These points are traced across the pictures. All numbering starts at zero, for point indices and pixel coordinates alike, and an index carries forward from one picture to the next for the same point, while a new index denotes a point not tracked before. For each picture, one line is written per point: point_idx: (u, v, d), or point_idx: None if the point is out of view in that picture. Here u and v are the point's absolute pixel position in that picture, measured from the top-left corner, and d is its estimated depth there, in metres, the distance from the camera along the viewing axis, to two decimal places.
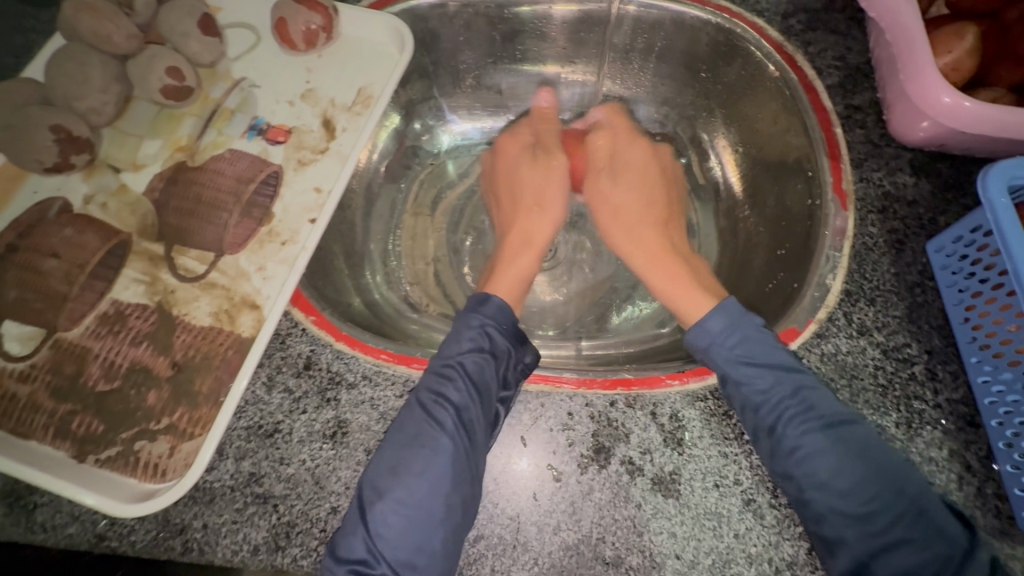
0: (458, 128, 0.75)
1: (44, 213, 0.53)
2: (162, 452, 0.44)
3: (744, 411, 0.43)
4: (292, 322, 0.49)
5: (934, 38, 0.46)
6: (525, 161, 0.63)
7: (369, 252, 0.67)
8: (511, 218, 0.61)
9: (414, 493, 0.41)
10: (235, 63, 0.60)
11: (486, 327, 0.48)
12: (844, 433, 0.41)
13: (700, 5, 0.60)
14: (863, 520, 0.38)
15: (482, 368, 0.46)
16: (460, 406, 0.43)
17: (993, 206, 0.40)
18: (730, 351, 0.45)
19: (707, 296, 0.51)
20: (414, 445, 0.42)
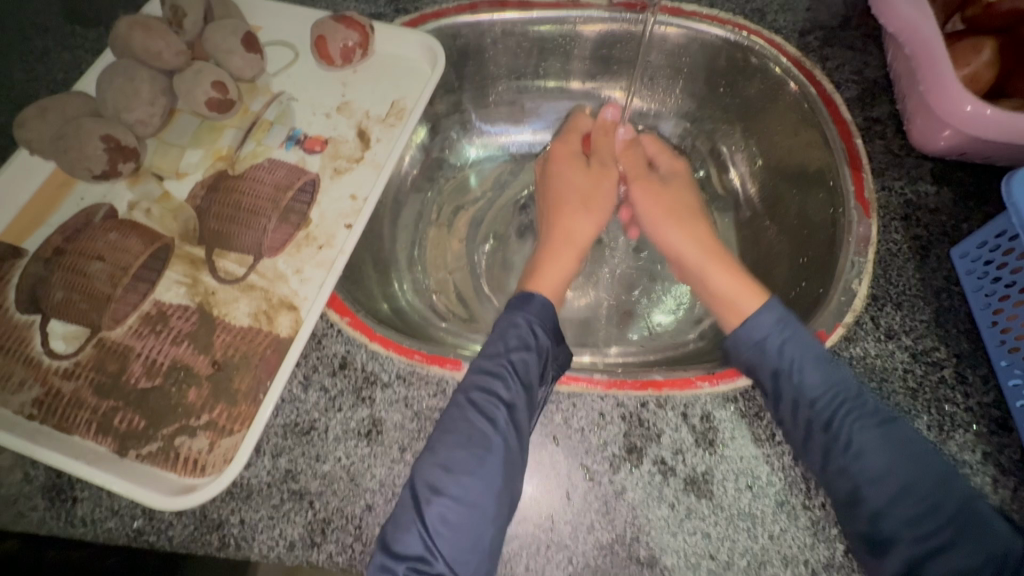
0: (483, 141, 0.77)
1: (90, 218, 0.55)
2: (201, 449, 0.45)
3: (798, 408, 0.43)
4: (328, 323, 0.50)
5: (955, 51, 0.48)
6: (575, 166, 0.64)
7: (396, 260, 0.68)
8: (556, 219, 0.62)
9: (470, 490, 0.41)
10: (275, 78, 0.63)
11: (533, 327, 0.49)
12: (897, 429, 0.42)
13: (719, 23, 0.63)
14: (916, 521, 0.39)
15: (526, 366, 0.46)
16: (510, 404, 0.44)
17: (1022, 211, 0.41)
18: (786, 346, 0.45)
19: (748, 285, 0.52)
20: (468, 443, 0.42)
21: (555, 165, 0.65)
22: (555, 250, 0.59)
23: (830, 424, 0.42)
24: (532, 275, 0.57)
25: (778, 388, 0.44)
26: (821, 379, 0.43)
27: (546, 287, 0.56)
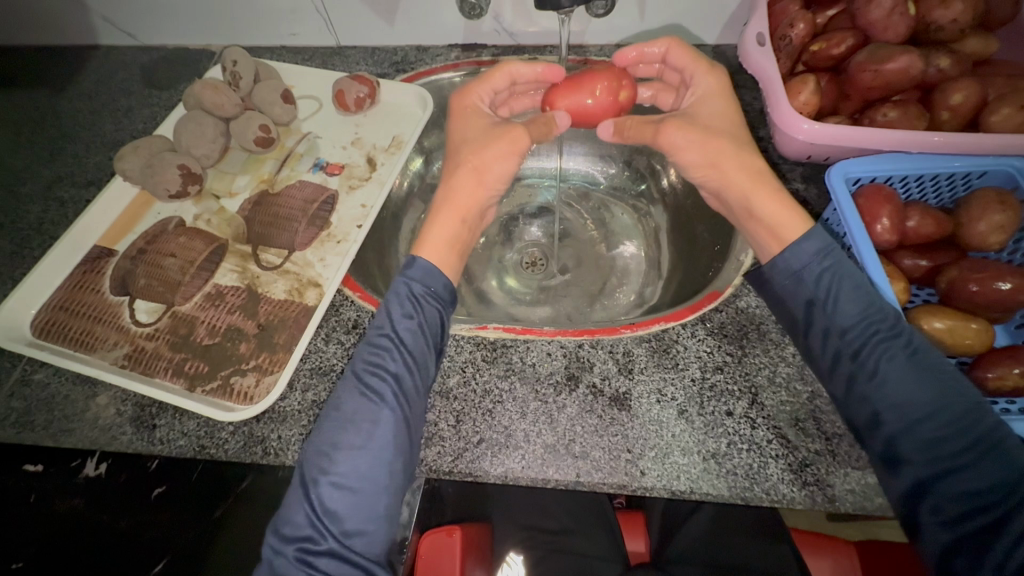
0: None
1: (166, 227, 0.72)
2: (250, 384, 0.60)
3: (831, 337, 0.54)
4: (343, 297, 0.67)
5: (790, 86, 0.63)
6: (478, 122, 0.68)
7: (398, 263, 0.85)
8: (453, 176, 0.65)
9: (356, 465, 0.51)
10: (304, 122, 0.82)
11: (410, 296, 0.59)
12: (926, 361, 0.51)
13: None
14: (932, 444, 0.48)
15: (410, 344, 0.56)
16: (395, 377, 0.55)
17: (836, 193, 0.57)
18: (822, 279, 0.55)
19: (791, 213, 0.58)
20: (357, 419, 0.53)
21: (464, 119, 0.69)
22: (440, 209, 0.64)
23: (857, 354, 0.52)
24: (424, 235, 0.64)
25: (813, 317, 0.55)
26: (854, 315, 0.53)
27: (428, 258, 0.62)
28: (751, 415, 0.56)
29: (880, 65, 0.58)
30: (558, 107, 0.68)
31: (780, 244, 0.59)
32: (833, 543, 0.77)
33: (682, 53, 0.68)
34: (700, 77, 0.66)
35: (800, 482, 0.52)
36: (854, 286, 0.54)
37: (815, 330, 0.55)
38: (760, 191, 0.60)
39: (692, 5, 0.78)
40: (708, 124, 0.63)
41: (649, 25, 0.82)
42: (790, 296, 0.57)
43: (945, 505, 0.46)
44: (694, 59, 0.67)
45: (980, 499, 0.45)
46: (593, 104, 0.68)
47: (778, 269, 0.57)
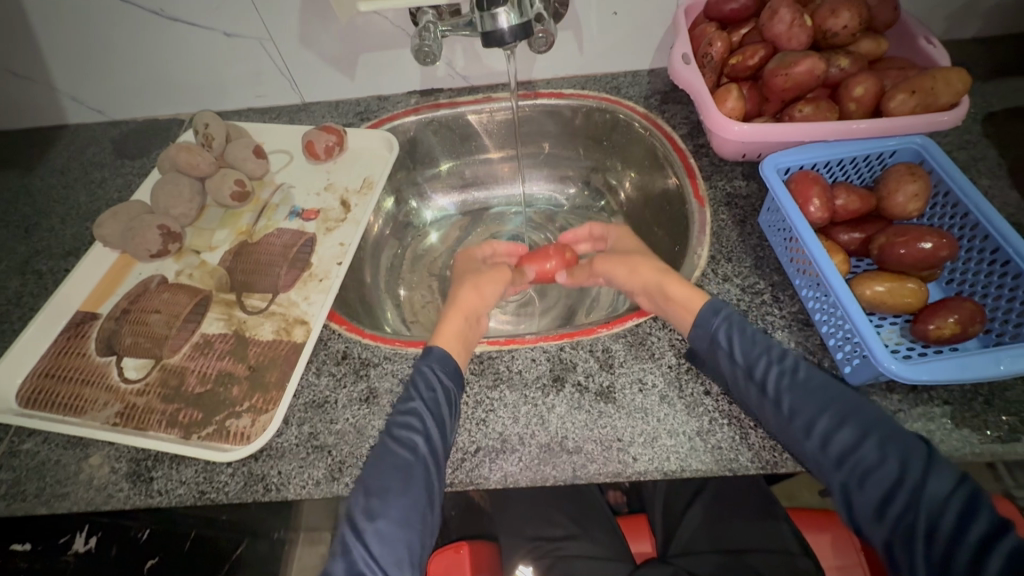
0: (438, 204, 1.01)
1: (148, 286, 0.74)
2: (246, 424, 0.61)
3: (739, 381, 0.57)
4: (330, 330, 0.69)
5: (718, 95, 0.71)
6: (471, 267, 0.79)
7: (382, 299, 0.89)
8: (457, 297, 0.71)
9: (400, 516, 0.54)
10: (277, 174, 0.86)
11: (435, 374, 0.60)
12: (812, 380, 0.56)
13: (587, 99, 0.91)
14: (843, 448, 0.53)
15: (439, 403, 0.58)
16: (426, 436, 0.56)
17: (770, 181, 0.64)
18: (725, 331, 0.60)
19: (698, 294, 0.63)
20: (393, 475, 0.55)
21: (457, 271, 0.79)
22: (445, 314, 0.68)
23: (766, 390, 0.56)
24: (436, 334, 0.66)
25: (722, 370, 0.59)
26: (749, 353, 0.58)
27: (443, 346, 0.63)
28: (727, 391, 0.60)
29: (788, 69, 0.66)
30: (525, 264, 0.79)
31: (693, 313, 0.62)
32: (832, 518, 0.79)
33: (627, 243, 0.78)
34: (614, 234, 0.81)
35: (779, 447, 0.56)
36: (738, 330, 0.60)
37: (729, 376, 0.58)
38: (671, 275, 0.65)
39: (623, 36, 0.87)
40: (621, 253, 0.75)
41: (588, 56, 0.91)
42: (710, 356, 0.60)
43: (871, 503, 0.51)
44: (610, 224, 0.82)
45: (888, 487, 0.51)
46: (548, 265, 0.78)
47: (698, 336, 0.60)
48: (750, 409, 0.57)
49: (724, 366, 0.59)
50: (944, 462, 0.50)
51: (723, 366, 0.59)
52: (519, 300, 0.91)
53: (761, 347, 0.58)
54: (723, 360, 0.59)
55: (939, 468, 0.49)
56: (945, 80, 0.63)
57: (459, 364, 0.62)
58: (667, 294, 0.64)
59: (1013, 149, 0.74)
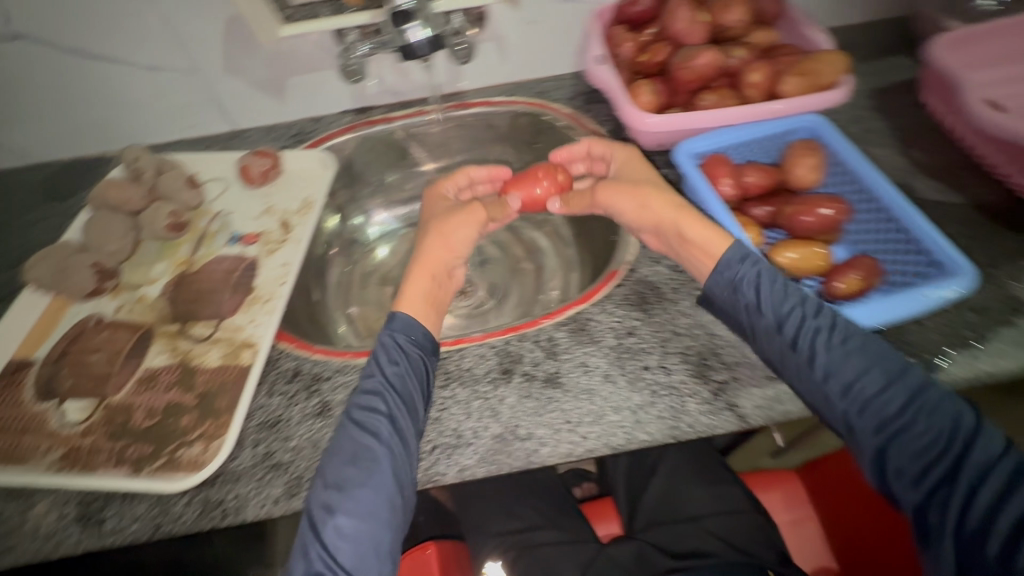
0: (379, 220, 1.02)
1: (85, 325, 0.72)
2: (198, 452, 0.61)
3: (771, 333, 0.59)
4: (279, 350, 0.69)
5: (631, 91, 0.75)
6: (438, 207, 0.76)
7: (333, 318, 0.90)
8: (426, 248, 0.70)
9: (362, 503, 0.54)
10: (214, 202, 0.85)
11: (399, 343, 0.63)
12: (851, 334, 0.56)
13: (516, 105, 0.94)
14: (880, 411, 0.53)
15: (403, 383, 0.60)
16: (389, 417, 0.58)
17: (683, 165, 0.70)
18: (753, 282, 0.60)
19: (724, 236, 0.63)
20: (356, 459, 0.56)
21: (427, 209, 0.77)
22: (413, 273, 0.69)
23: (795, 344, 0.57)
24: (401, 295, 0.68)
25: (752, 321, 0.60)
26: (782, 308, 0.58)
27: (408, 310, 0.66)
28: (665, 364, 0.63)
29: (690, 62, 0.71)
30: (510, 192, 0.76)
31: (714, 258, 0.62)
32: (782, 476, 0.84)
33: (635, 169, 0.73)
34: (618, 152, 0.75)
35: (716, 410, 0.60)
36: (775, 282, 0.59)
37: (758, 327, 0.59)
38: (689, 214, 0.64)
39: (542, 43, 0.92)
40: (633, 180, 0.71)
41: (513, 65, 0.95)
42: (731, 304, 0.62)
43: (905, 467, 0.52)
44: (609, 141, 0.76)
45: (929, 455, 0.52)
46: (540, 194, 0.76)
47: (718, 283, 0.62)
48: (778, 365, 0.59)
49: (754, 319, 0.60)
50: (992, 434, 0.51)
51: (754, 319, 0.60)
52: (471, 304, 0.92)
53: (792, 299, 0.59)
54: (751, 313, 0.60)
55: (985, 437, 0.51)
56: (826, 61, 0.70)
57: (427, 330, 0.65)
58: (687, 238, 0.64)
59: (897, 120, 0.83)
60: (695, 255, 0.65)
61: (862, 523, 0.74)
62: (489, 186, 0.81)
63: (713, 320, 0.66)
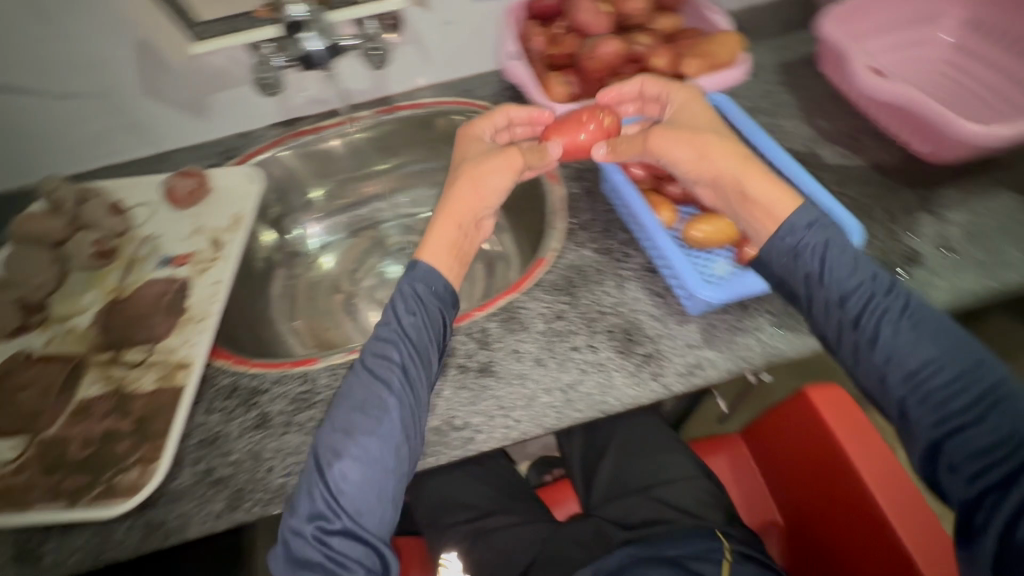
0: (310, 232, 1.02)
1: (12, 362, 0.71)
2: (135, 477, 0.60)
3: (832, 307, 0.56)
4: (216, 367, 0.70)
5: (545, 84, 0.78)
6: (472, 148, 0.68)
7: (279, 331, 0.90)
8: (454, 194, 0.64)
9: (369, 451, 0.55)
10: (142, 226, 0.84)
11: (417, 291, 0.62)
12: (921, 319, 0.54)
13: (444, 105, 0.96)
14: (942, 401, 0.50)
15: (418, 333, 0.60)
16: (401, 367, 0.58)
17: None
18: (816, 250, 0.58)
19: (789, 197, 0.60)
20: (366, 406, 0.56)
21: (460, 148, 0.69)
22: (437, 220, 0.64)
23: (857, 321, 0.54)
24: (423, 243, 0.64)
25: (811, 291, 0.57)
26: (852, 284, 0.56)
27: (430, 259, 0.63)
28: (592, 343, 0.66)
29: (595, 52, 0.74)
30: (551, 139, 0.69)
31: (777, 222, 0.59)
32: (727, 440, 0.88)
33: (692, 115, 0.66)
34: (675, 96, 0.68)
35: (641, 382, 0.63)
36: (846, 262, 0.57)
37: (815, 299, 0.57)
38: (753, 171, 0.60)
39: (462, 43, 0.93)
40: (690, 127, 0.64)
41: (436, 67, 0.96)
42: (790, 271, 0.59)
43: (960, 464, 0.48)
44: (670, 83, 0.68)
45: (990, 457, 0.47)
46: (585, 139, 0.69)
47: (778, 247, 0.59)
48: (832, 343, 0.57)
49: (815, 291, 0.57)
50: None
51: (814, 290, 0.57)
52: None
53: (859, 275, 0.56)
54: (810, 282, 0.57)
55: None
56: (720, 42, 0.74)
57: (448, 281, 0.63)
58: (749, 196, 0.60)
59: (802, 91, 0.87)
60: (751, 211, 0.61)
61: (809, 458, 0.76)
62: (528, 129, 0.73)
63: (635, 298, 0.69)
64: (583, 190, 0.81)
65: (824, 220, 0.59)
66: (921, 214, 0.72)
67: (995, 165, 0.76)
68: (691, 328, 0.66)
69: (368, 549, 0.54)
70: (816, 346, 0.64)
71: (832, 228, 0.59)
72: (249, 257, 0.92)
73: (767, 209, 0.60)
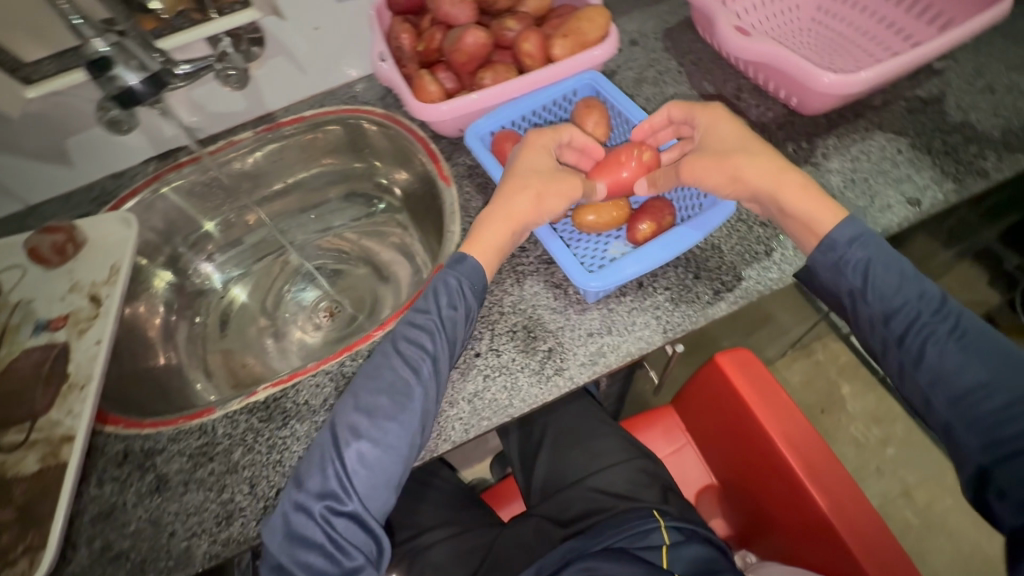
0: (206, 270, 0.96)
1: None
2: (22, 570, 0.56)
3: (876, 325, 0.58)
4: (106, 435, 0.65)
5: (416, 84, 0.74)
6: (535, 158, 0.66)
7: (191, 377, 0.86)
8: (510, 199, 0.63)
9: (389, 436, 0.56)
10: (12, 292, 0.77)
11: (462, 284, 0.61)
12: (973, 341, 0.54)
13: (329, 114, 0.91)
14: (994, 426, 0.50)
15: (455, 322, 0.60)
16: (432, 356, 0.59)
17: (476, 150, 0.73)
18: (859, 266, 0.58)
19: (832, 209, 0.60)
20: (392, 391, 0.57)
21: (517, 155, 0.67)
22: (494, 219, 0.63)
23: (902, 340, 0.56)
24: (473, 240, 0.64)
25: (857, 306, 0.59)
26: (900, 302, 0.56)
27: (478, 256, 0.63)
28: (495, 346, 0.64)
29: (459, 44, 0.71)
30: (594, 177, 0.67)
31: (818, 235, 0.60)
32: (659, 412, 0.89)
33: (719, 139, 0.65)
34: (700, 117, 0.67)
35: (545, 378, 0.62)
36: (894, 282, 0.57)
37: (860, 315, 0.59)
38: (787, 181, 0.61)
39: (334, 47, 0.88)
40: (717, 147, 0.64)
41: (312, 76, 0.91)
42: (834, 285, 0.60)
43: (1009, 490, 0.49)
44: (692, 104, 0.67)
45: None
46: (627, 177, 0.66)
47: (821, 261, 0.60)
48: (877, 352, 0.59)
49: (861, 309, 0.58)
50: None
51: (857, 306, 0.58)
52: (341, 322, 0.94)
53: (905, 291, 0.56)
54: (853, 298, 0.58)
55: None
56: (587, 19, 0.71)
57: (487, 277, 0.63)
58: (784, 206, 0.61)
59: (685, 55, 0.86)
60: (799, 230, 0.62)
61: (722, 420, 0.76)
62: (579, 157, 0.71)
63: (534, 293, 0.67)
64: (479, 187, 0.79)
65: (869, 234, 0.58)
66: (803, 166, 0.73)
67: (868, 108, 0.78)
68: (591, 316, 0.65)
69: (369, 536, 0.55)
70: (710, 316, 0.64)
71: (878, 242, 0.58)
72: (138, 305, 0.86)
73: (807, 223, 0.60)
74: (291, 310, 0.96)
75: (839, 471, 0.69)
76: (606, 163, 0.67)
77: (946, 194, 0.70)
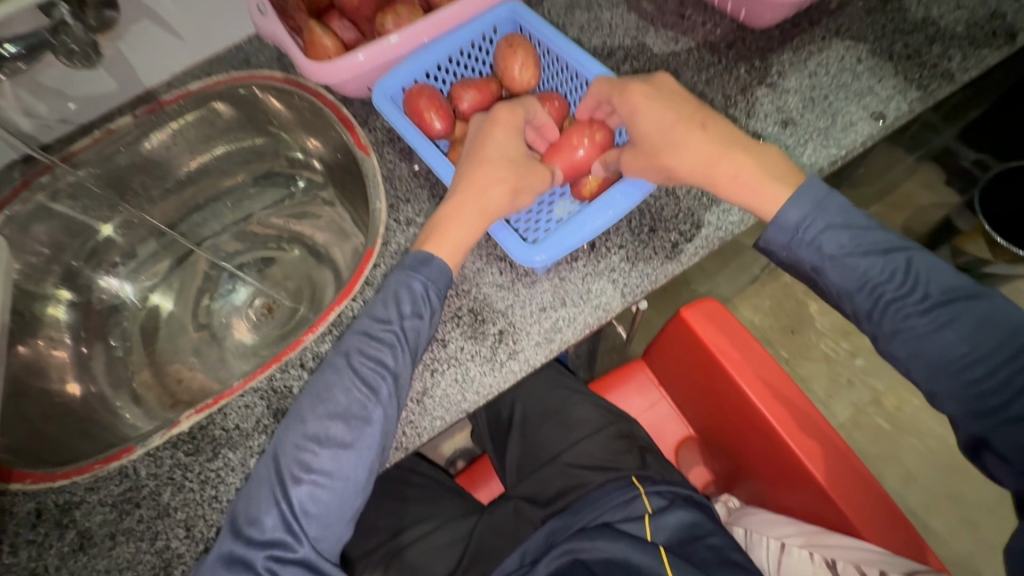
0: (112, 283, 0.84)
1: None
2: None
3: (843, 299, 0.54)
4: (11, 494, 0.57)
5: (310, 36, 0.62)
6: (500, 135, 0.57)
7: (118, 403, 0.76)
8: (474, 189, 0.55)
9: (342, 467, 0.50)
10: None
11: (426, 289, 0.54)
12: (945, 309, 0.50)
13: (219, 83, 0.78)
14: (979, 392, 0.48)
15: (417, 333, 0.53)
16: (393, 374, 0.52)
17: (387, 110, 0.62)
18: (810, 245, 0.53)
19: (781, 189, 0.54)
20: (348, 417, 0.50)
21: (481, 135, 0.57)
22: (462, 212, 0.55)
23: (870, 317, 0.52)
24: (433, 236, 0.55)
25: (822, 282, 0.54)
26: (861, 277, 0.52)
27: (446, 257, 0.55)
28: (441, 338, 0.57)
29: None
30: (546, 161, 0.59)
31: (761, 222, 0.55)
32: (629, 368, 0.84)
33: (650, 122, 0.55)
34: (619, 106, 0.57)
35: (499, 367, 0.56)
36: (853, 251, 0.52)
37: (825, 291, 0.55)
38: (723, 170, 0.54)
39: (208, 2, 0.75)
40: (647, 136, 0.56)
41: (190, 42, 0.78)
42: (792, 263, 0.55)
43: (1011, 456, 0.47)
44: (610, 86, 0.58)
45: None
46: (584, 156, 0.59)
47: (776, 239, 0.54)
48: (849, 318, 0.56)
49: (823, 287, 0.55)
50: None
51: (821, 282, 0.54)
52: (280, 320, 0.85)
53: (870, 261, 0.52)
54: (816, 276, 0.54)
55: None
56: None
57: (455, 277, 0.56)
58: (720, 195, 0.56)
59: None
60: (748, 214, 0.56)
61: (694, 376, 0.73)
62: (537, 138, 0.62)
63: (476, 271, 0.60)
64: (401, 154, 0.69)
65: (824, 201, 0.53)
66: (757, 89, 0.66)
67: (823, 13, 0.70)
68: (542, 291, 0.58)
69: None
70: (667, 275, 0.59)
71: (828, 214, 0.53)
72: (35, 338, 0.75)
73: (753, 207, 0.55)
74: (220, 312, 0.86)
75: (813, 416, 0.66)
76: (563, 141, 0.59)
77: (911, 104, 0.64)
